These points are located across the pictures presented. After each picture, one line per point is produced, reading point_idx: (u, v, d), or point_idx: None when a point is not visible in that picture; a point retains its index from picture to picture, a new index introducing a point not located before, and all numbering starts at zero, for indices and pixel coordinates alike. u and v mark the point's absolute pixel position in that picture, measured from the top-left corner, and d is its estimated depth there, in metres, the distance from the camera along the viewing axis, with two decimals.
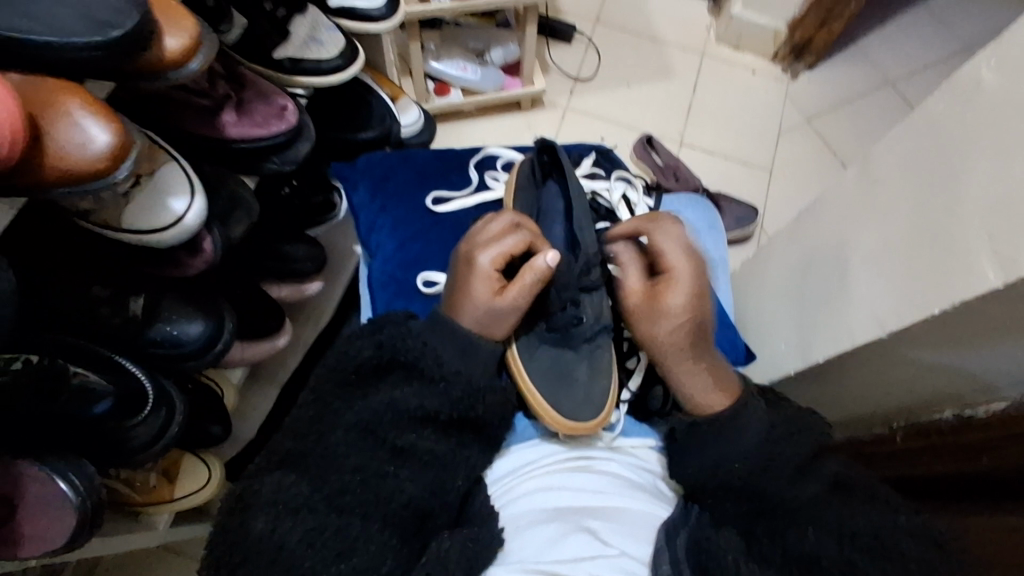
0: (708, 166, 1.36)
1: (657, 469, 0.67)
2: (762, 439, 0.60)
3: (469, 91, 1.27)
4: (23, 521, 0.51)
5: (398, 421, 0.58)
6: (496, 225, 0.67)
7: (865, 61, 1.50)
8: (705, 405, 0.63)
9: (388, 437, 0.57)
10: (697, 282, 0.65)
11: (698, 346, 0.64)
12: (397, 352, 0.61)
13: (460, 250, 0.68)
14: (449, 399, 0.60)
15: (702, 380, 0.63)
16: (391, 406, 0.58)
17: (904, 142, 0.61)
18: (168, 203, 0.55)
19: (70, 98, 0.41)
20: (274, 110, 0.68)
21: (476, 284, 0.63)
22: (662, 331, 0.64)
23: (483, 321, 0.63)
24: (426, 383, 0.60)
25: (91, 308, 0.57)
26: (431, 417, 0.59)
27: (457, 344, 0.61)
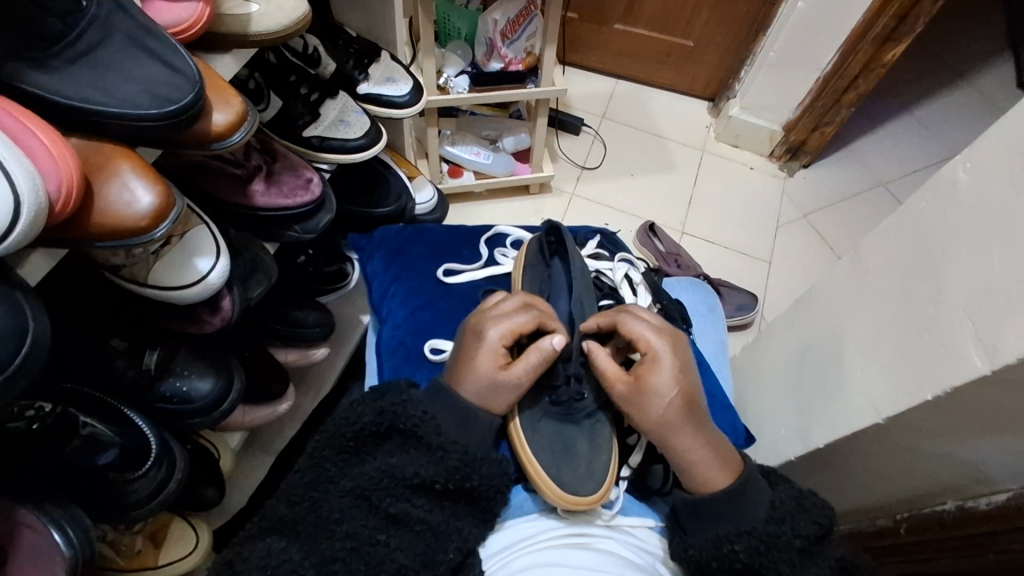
0: (708, 254, 1.41)
1: (657, 550, 0.66)
2: (761, 520, 0.59)
3: (481, 174, 1.35)
4: (10, 572, 0.50)
5: (393, 489, 0.58)
6: (508, 304, 0.69)
7: (857, 162, 1.58)
8: (707, 483, 0.62)
9: (382, 505, 0.57)
10: (681, 364, 0.65)
11: (689, 422, 0.62)
12: (397, 420, 0.60)
13: (470, 322, 0.69)
14: (446, 467, 0.59)
15: (704, 452, 0.62)
16: (388, 472, 0.58)
17: (891, 236, 0.65)
18: (193, 262, 0.58)
19: (123, 162, 0.46)
20: (300, 182, 0.73)
21: (481, 357, 0.64)
22: (655, 413, 0.63)
23: (484, 393, 0.63)
24: (424, 450, 0.60)
25: (108, 360, 0.57)
26: (426, 485, 0.59)
27: (457, 415, 0.62)
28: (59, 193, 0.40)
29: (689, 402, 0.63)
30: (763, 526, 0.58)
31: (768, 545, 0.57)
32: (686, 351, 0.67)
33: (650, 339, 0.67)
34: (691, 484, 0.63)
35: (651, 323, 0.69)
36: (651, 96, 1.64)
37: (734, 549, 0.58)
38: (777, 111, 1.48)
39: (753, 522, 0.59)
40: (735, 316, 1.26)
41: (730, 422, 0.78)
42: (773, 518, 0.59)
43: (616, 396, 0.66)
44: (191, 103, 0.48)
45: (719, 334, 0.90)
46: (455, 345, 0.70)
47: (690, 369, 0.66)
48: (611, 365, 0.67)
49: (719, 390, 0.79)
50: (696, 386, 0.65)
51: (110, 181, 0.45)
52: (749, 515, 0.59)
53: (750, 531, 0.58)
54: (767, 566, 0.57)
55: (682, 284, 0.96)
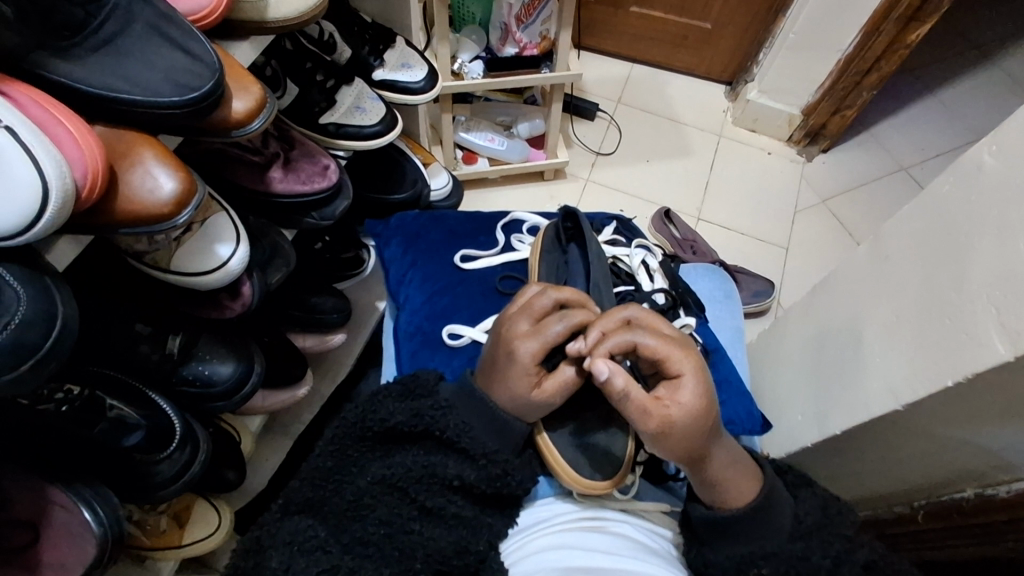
0: (725, 240, 1.40)
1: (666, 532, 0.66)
2: (784, 541, 0.58)
3: (496, 160, 1.35)
4: (45, 547, 0.51)
5: (431, 484, 0.59)
6: (540, 308, 0.63)
7: (878, 147, 1.56)
8: (734, 499, 0.59)
9: (419, 497, 0.59)
10: (706, 376, 0.57)
11: (712, 445, 0.58)
12: (434, 425, 0.60)
13: (501, 325, 0.63)
14: (487, 474, 0.60)
15: (730, 471, 0.59)
16: (428, 468, 0.59)
17: (913, 221, 0.64)
18: (214, 249, 0.59)
19: (144, 149, 0.47)
20: (318, 168, 0.74)
21: (515, 376, 0.59)
22: (686, 442, 0.56)
23: (516, 407, 0.61)
24: (460, 454, 0.61)
25: (133, 344, 0.59)
26: (465, 487, 0.60)
27: (492, 422, 0.61)
28: (85, 180, 0.40)
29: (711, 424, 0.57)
30: (788, 543, 0.58)
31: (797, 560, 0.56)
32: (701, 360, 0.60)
33: (675, 355, 0.58)
34: (712, 500, 0.60)
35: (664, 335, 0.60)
36: (667, 80, 1.62)
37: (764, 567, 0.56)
38: (797, 94, 1.45)
39: (777, 541, 0.58)
40: (752, 302, 1.25)
41: (746, 409, 0.75)
42: (797, 534, 0.59)
43: (647, 434, 0.56)
44: (211, 91, 0.48)
45: (736, 321, 0.89)
46: (484, 344, 0.65)
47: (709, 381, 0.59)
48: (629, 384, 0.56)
49: (735, 377, 0.78)
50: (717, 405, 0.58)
51: (133, 168, 0.45)
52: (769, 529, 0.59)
53: (777, 551, 0.57)
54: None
55: (699, 270, 0.95)
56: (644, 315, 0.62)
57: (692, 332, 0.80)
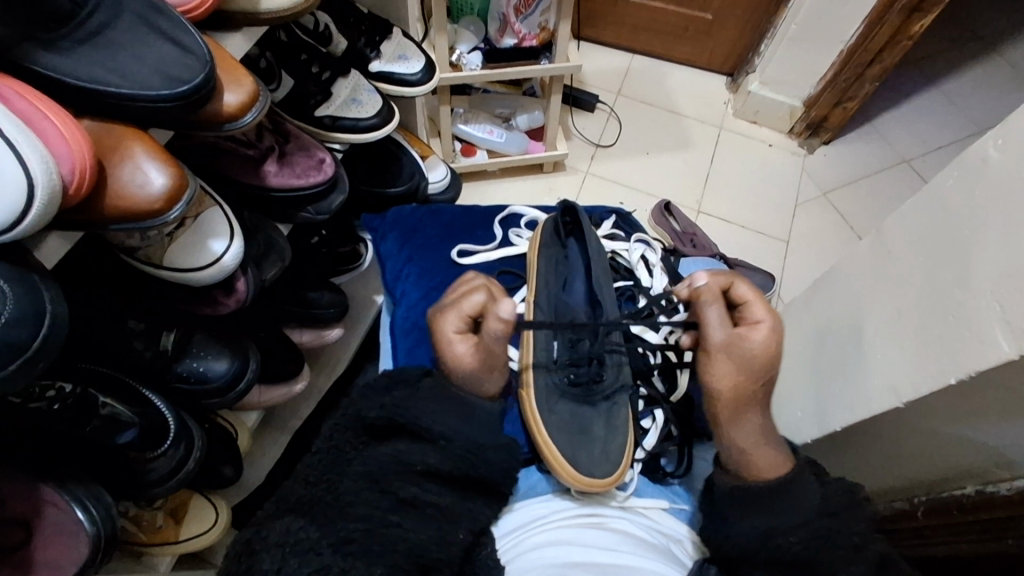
0: (725, 233, 1.39)
1: (676, 533, 0.65)
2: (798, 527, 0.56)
3: (494, 152, 1.34)
4: (38, 546, 0.51)
5: (399, 472, 0.58)
6: (460, 290, 0.72)
7: (880, 139, 1.55)
8: (763, 470, 0.60)
9: (391, 488, 0.57)
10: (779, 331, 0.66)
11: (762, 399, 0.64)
12: (398, 416, 0.61)
13: (430, 313, 0.73)
14: (451, 457, 0.60)
15: (758, 438, 0.62)
16: (396, 458, 0.59)
17: (915, 216, 0.63)
18: (208, 244, 0.58)
19: (135, 143, 0.46)
20: (313, 162, 0.73)
21: (444, 348, 0.67)
22: (746, 369, 0.64)
23: (467, 379, 0.67)
24: (428, 442, 0.61)
25: (128, 341, 0.59)
26: (433, 471, 0.59)
27: (461, 411, 0.63)
28: (72, 176, 0.40)
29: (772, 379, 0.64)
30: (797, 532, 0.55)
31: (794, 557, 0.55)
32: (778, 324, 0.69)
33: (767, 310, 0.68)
34: (743, 471, 0.61)
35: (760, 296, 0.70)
36: (667, 72, 1.61)
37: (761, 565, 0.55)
38: (799, 86, 1.44)
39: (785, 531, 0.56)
40: None
41: None
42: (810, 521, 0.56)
43: (720, 345, 0.65)
44: (202, 84, 0.47)
45: None
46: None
47: None
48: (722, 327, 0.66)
49: None
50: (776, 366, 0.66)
51: (123, 163, 0.44)
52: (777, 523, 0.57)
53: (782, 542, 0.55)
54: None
55: (699, 263, 0.94)
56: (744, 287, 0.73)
57: None
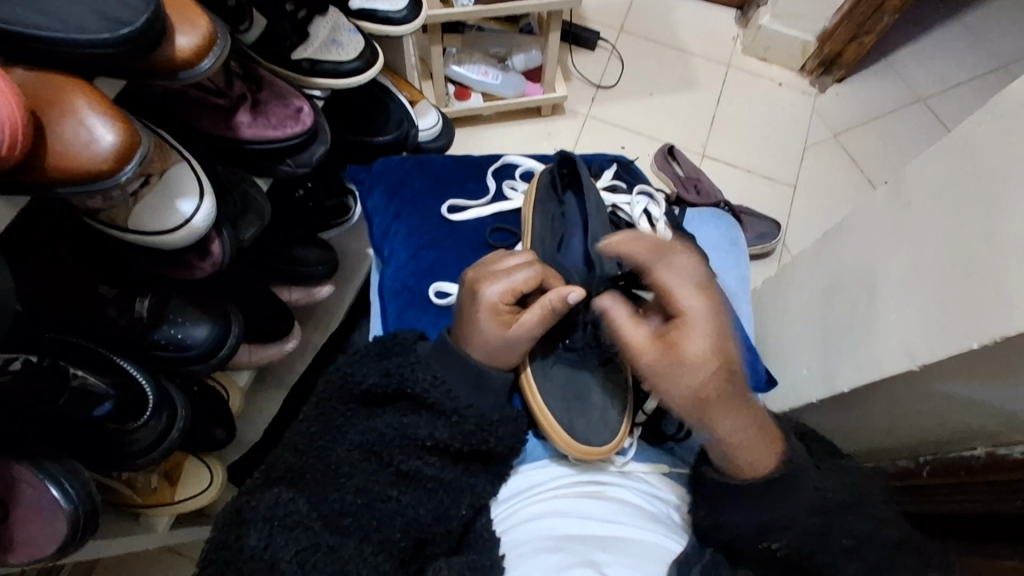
0: (731, 179, 1.33)
1: (669, 498, 0.64)
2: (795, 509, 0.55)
3: (489, 96, 1.26)
4: (15, 524, 0.49)
5: (405, 447, 0.57)
6: (511, 260, 0.65)
7: (895, 76, 1.46)
8: (751, 466, 0.57)
9: (394, 461, 0.56)
10: (715, 322, 0.56)
11: (731, 397, 0.56)
12: (404, 383, 0.59)
13: (467, 277, 0.65)
14: (462, 432, 0.58)
15: (744, 431, 0.56)
16: (400, 431, 0.57)
17: (940, 165, 0.59)
18: (176, 204, 0.54)
19: (76, 95, 0.41)
20: (290, 112, 0.67)
21: (482, 318, 0.61)
22: (688, 387, 0.55)
23: (494, 352, 0.61)
24: (437, 415, 0.59)
25: (99, 308, 0.56)
26: (441, 447, 0.58)
27: (468, 376, 0.60)
28: (4, 135, 0.35)
29: (728, 375, 0.55)
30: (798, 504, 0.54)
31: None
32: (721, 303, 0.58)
33: (679, 298, 0.57)
34: (728, 463, 0.58)
35: (689, 274, 0.59)
36: (673, 5, 1.51)
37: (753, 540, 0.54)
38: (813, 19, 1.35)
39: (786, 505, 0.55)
40: (756, 245, 1.20)
41: (751, 364, 0.73)
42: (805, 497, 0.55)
43: (647, 365, 0.57)
44: (148, 25, 0.42)
45: (741, 270, 0.85)
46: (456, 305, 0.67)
47: (728, 331, 0.57)
48: (638, 330, 0.58)
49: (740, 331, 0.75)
50: (732, 353, 0.56)
51: (64, 119, 0.40)
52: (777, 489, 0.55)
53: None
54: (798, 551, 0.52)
55: (704, 214, 0.89)
56: (681, 254, 0.61)
57: None
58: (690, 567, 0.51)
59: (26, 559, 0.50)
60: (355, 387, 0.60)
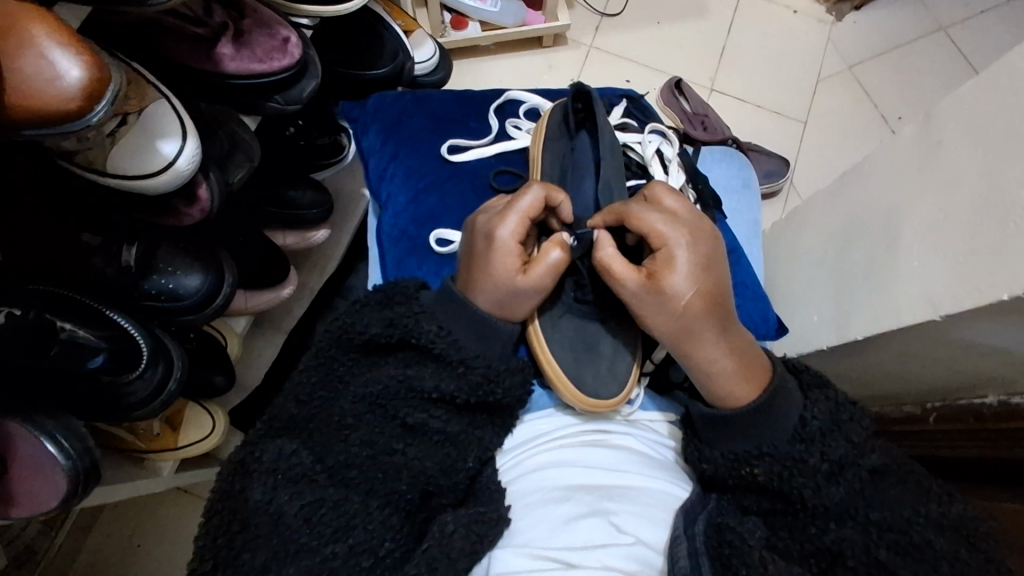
0: (741, 115, 1.27)
1: (669, 442, 0.63)
2: (784, 441, 0.53)
3: (488, 25, 1.19)
4: (14, 480, 0.48)
5: (411, 399, 0.56)
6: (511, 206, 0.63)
7: (916, 3, 1.38)
8: (731, 398, 0.56)
9: (399, 413, 0.56)
10: (699, 258, 0.58)
11: (707, 329, 0.56)
12: (409, 334, 0.57)
13: (474, 225, 0.62)
14: (469, 383, 0.56)
15: (727, 363, 0.56)
16: (406, 384, 0.56)
17: (980, 103, 0.55)
18: (156, 146, 0.50)
19: (33, 24, 0.36)
20: (276, 43, 0.62)
21: (497, 260, 0.58)
22: (672, 315, 0.57)
23: (504, 300, 0.58)
24: (442, 365, 0.57)
25: (85, 259, 0.53)
26: (447, 399, 0.57)
27: (474, 327, 0.58)
28: None
29: (707, 305, 0.56)
30: (787, 445, 0.53)
31: (793, 461, 0.52)
32: (711, 244, 0.60)
33: (665, 231, 0.58)
34: (713, 398, 0.57)
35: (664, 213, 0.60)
36: None
37: (753, 472, 0.53)
38: None
39: (774, 442, 0.53)
40: (765, 184, 1.16)
41: (761, 311, 0.71)
42: (800, 437, 0.53)
43: (632, 294, 0.58)
44: None
45: (754, 214, 0.81)
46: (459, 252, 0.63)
47: (714, 265, 0.59)
48: (620, 260, 0.59)
49: (751, 278, 0.72)
50: (716, 285, 0.58)
51: (23, 52, 0.36)
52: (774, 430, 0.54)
53: (773, 452, 0.53)
54: (788, 489, 0.52)
55: (716, 154, 0.85)
56: (665, 196, 0.63)
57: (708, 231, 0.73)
58: (697, 514, 0.51)
59: (30, 512, 0.49)
60: (356, 335, 0.58)
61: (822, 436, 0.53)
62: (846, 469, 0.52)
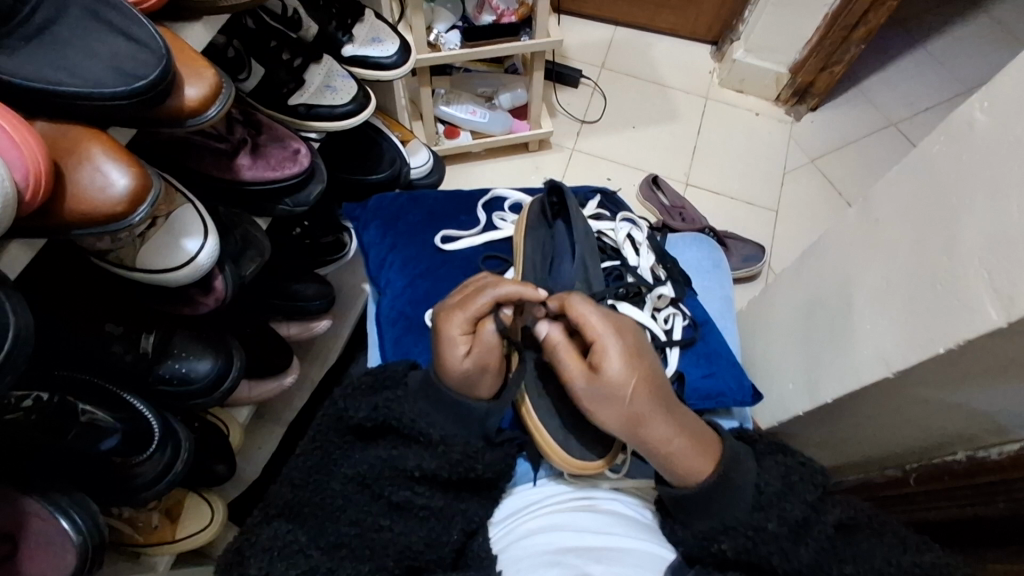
0: (714, 205, 1.37)
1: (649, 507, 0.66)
2: (745, 513, 0.58)
3: (478, 133, 1.31)
4: (23, 560, 0.49)
5: (394, 477, 0.59)
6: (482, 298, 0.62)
7: (867, 103, 1.53)
8: (689, 473, 0.59)
9: (385, 493, 0.59)
10: (631, 347, 0.59)
11: (654, 419, 0.58)
12: (391, 415, 0.61)
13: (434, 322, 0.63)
14: (450, 461, 0.59)
15: (681, 444, 0.58)
16: (388, 462, 0.59)
17: (902, 183, 0.62)
18: (181, 243, 0.57)
19: (91, 143, 0.44)
20: (288, 153, 0.71)
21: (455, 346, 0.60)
22: (624, 405, 0.57)
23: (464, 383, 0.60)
24: (425, 447, 0.60)
25: (106, 346, 0.58)
26: (428, 476, 0.60)
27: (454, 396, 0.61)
28: (27, 181, 0.38)
29: (648, 387, 0.58)
30: None
31: (756, 530, 0.57)
32: (635, 332, 0.62)
33: (597, 325, 0.60)
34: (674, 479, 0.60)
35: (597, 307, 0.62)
36: (652, 42, 1.59)
37: None
38: (784, 52, 1.42)
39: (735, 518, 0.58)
40: (742, 268, 1.24)
41: (736, 379, 0.75)
42: None
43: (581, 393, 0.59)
44: (159, 79, 0.45)
45: (725, 291, 0.88)
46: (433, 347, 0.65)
47: (643, 349, 0.60)
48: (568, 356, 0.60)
49: (723, 346, 0.78)
50: (650, 366, 0.59)
51: (81, 165, 0.43)
52: (733, 503, 0.59)
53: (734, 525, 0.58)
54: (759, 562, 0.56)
55: (686, 239, 0.93)
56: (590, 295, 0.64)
57: (679, 305, 0.80)
58: None
59: None
60: (349, 419, 0.62)
61: (778, 500, 0.59)
62: (812, 529, 0.57)
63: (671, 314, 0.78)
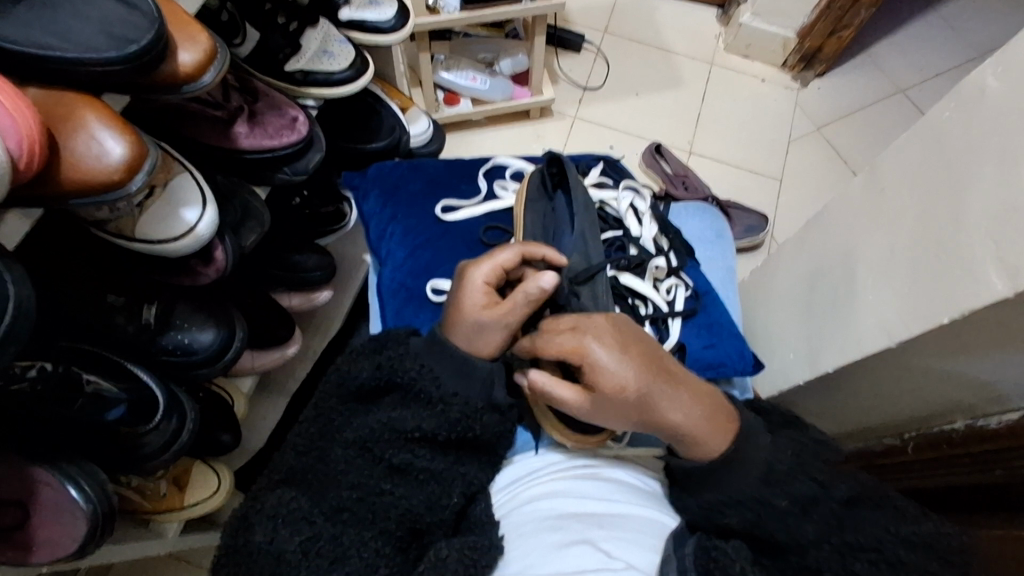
0: (718, 174, 1.36)
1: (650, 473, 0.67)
2: (756, 485, 0.56)
3: (479, 100, 1.29)
4: (37, 526, 0.51)
5: (394, 440, 0.59)
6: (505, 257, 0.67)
7: (875, 69, 1.50)
8: (704, 447, 0.58)
9: (385, 455, 0.59)
10: (615, 347, 0.58)
11: (658, 407, 0.57)
12: (394, 375, 0.61)
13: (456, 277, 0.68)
14: (448, 419, 0.60)
15: (692, 415, 0.58)
16: (388, 425, 0.59)
17: (910, 151, 0.61)
18: (180, 213, 0.56)
19: (86, 110, 0.43)
20: (285, 121, 0.69)
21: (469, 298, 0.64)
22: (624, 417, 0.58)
23: (472, 336, 0.63)
24: (425, 405, 0.61)
25: (108, 316, 0.57)
26: (428, 437, 0.60)
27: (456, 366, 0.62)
28: (21, 150, 0.37)
29: (644, 384, 0.57)
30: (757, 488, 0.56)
31: None
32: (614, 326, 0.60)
33: (573, 345, 0.59)
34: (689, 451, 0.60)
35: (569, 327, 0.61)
36: (657, 6, 1.55)
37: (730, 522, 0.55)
38: (793, 16, 1.38)
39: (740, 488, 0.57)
40: (744, 238, 1.23)
41: (737, 348, 0.75)
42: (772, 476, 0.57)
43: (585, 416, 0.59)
44: (152, 44, 0.44)
45: (728, 261, 0.88)
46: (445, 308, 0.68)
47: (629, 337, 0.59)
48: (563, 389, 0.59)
49: (725, 317, 0.78)
50: (639, 353, 0.58)
51: (76, 133, 0.42)
52: None
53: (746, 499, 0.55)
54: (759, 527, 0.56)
55: (689, 209, 0.92)
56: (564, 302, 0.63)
57: (681, 276, 0.80)
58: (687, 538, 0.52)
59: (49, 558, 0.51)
60: (351, 383, 0.62)
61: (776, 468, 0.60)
62: None
63: (674, 284, 0.78)
